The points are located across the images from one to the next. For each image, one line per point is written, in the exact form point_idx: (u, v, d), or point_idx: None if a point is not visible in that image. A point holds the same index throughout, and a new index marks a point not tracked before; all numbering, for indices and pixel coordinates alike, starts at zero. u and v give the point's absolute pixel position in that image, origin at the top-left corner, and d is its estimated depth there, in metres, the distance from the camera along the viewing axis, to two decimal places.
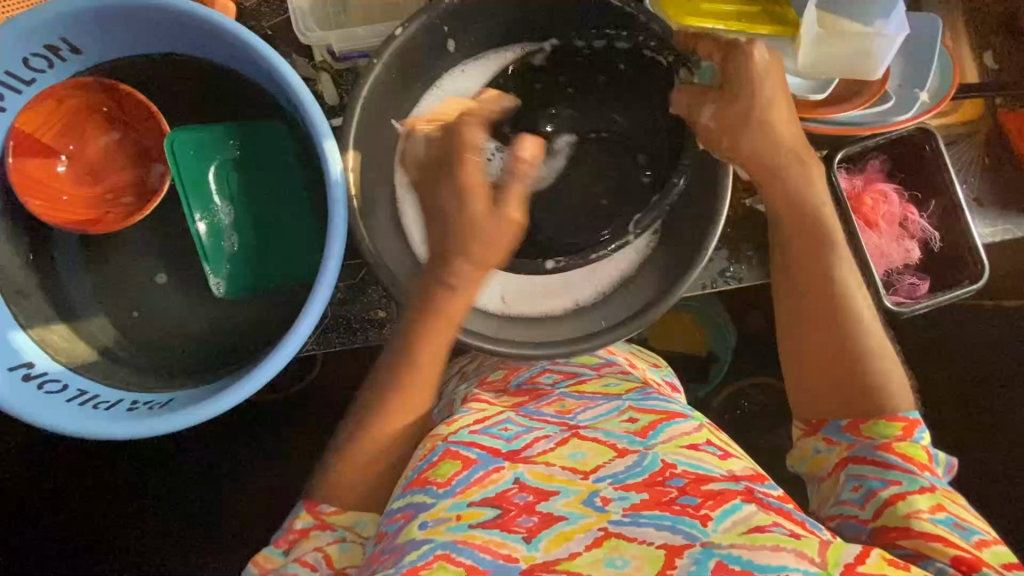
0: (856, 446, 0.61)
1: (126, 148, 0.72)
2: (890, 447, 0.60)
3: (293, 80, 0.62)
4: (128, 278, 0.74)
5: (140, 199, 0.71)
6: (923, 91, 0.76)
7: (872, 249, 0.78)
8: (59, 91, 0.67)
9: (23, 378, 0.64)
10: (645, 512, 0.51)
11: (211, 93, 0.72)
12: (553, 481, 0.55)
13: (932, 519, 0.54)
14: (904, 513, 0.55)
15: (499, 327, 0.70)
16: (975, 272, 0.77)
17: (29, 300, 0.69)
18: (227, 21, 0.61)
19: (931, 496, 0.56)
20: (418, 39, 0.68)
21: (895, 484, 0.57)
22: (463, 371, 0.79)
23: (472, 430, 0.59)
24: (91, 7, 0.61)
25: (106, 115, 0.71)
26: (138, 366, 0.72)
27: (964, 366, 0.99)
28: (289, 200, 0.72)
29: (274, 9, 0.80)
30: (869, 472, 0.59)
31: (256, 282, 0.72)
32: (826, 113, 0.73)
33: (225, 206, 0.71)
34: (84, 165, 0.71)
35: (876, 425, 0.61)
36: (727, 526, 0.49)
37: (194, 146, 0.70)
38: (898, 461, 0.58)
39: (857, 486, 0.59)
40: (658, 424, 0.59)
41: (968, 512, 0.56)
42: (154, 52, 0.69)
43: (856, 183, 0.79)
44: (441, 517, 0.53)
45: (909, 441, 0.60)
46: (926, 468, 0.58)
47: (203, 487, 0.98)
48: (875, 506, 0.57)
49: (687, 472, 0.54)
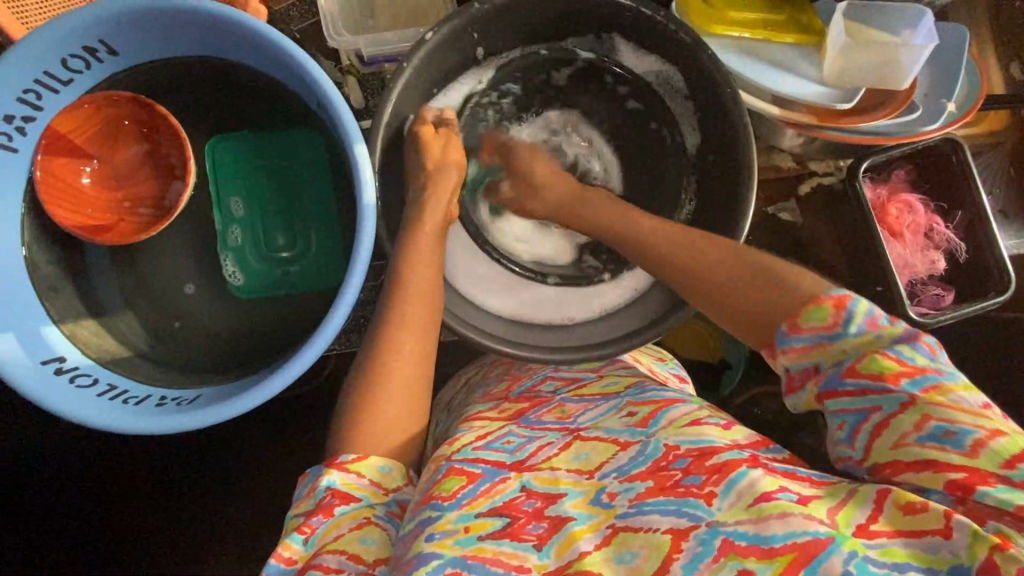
0: (824, 376, 0.49)
1: (153, 160, 0.73)
2: (855, 365, 0.47)
3: (326, 83, 0.63)
4: (159, 276, 0.76)
5: (155, 213, 0.72)
6: (950, 102, 0.75)
7: (895, 259, 0.78)
8: (104, 99, 0.68)
9: (55, 372, 0.65)
10: (650, 500, 0.49)
11: (244, 95, 0.74)
12: (559, 484, 0.54)
13: (919, 440, 0.44)
14: (894, 441, 0.45)
15: (520, 332, 0.74)
16: (1001, 285, 0.76)
17: (61, 296, 0.70)
18: (261, 24, 0.62)
19: (914, 408, 0.44)
20: (445, 45, 0.70)
21: (874, 410, 0.46)
22: (471, 381, 0.80)
23: (475, 447, 0.59)
24: (127, 10, 0.62)
25: (144, 125, 0.72)
26: (165, 363, 0.73)
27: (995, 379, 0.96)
28: (312, 204, 0.75)
29: (302, 12, 0.82)
30: (843, 404, 0.48)
31: (275, 280, 0.75)
32: (852, 123, 0.73)
33: (256, 205, 0.75)
34: (112, 171, 0.73)
35: (813, 319, 0.50)
36: (732, 501, 0.46)
37: (233, 154, 0.74)
38: (867, 382, 0.46)
39: (837, 422, 0.49)
40: (657, 413, 0.57)
41: (960, 402, 0.44)
42: (188, 53, 0.70)
43: (881, 193, 0.79)
44: (448, 530, 0.51)
45: (875, 354, 0.47)
46: (906, 373, 0.45)
47: (220, 483, 0.99)
48: (863, 442, 0.47)
49: (691, 450, 0.51)
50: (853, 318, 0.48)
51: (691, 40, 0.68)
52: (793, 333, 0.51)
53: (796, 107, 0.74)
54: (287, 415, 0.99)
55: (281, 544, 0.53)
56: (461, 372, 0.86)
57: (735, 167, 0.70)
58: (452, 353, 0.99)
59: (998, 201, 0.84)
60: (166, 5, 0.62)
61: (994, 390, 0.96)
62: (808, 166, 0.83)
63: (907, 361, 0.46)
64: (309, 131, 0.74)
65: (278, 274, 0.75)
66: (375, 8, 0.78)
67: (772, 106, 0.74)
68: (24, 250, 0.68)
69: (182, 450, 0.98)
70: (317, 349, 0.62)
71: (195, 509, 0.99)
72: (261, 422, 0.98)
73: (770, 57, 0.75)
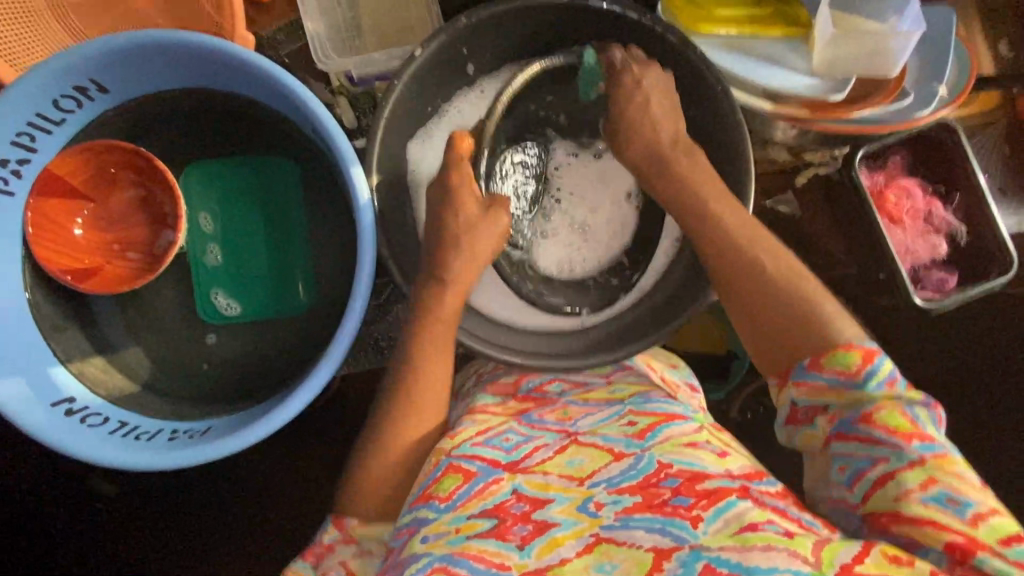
0: (836, 419, 0.50)
1: (147, 206, 0.73)
2: (870, 416, 0.48)
3: (317, 107, 0.63)
4: (161, 308, 0.76)
5: (143, 259, 0.72)
6: (942, 85, 0.75)
7: (896, 246, 0.78)
8: (102, 147, 0.68)
9: (66, 414, 0.65)
10: (637, 515, 0.50)
11: (237, 123, 0.75)
12: (549, 490, 0.55)
13: (922, 500, 0.45)
14: (895, 495, 0.46)
15: (538, 341, 0.75)
16: (1004, 264, 0.76)
17: (67, 335, 0.71)
18: (248, 52, 0.62)
19: (921, 469, 0.46)
20: (434, 59, 0.70)
21: (881, 461, 0.47)
22: (481, 368, 0.78)
23: (475, 442, 0.59)
24: (115, 48, 0.62)
25: (140, 172, 0.71)
26: (173, 394, 0.73)
27: (1002, 358, 0.96)
28: (300, 232, 0.76)
29: (289, 37, 0.82)
30: (852, 449, 0.49)
31: (270, 308, 0.76)
32: (845, 113, 0.73)
33: (246, 236, 0.76)
34: (106, 214, 0.73)
35: (837, 363, 0.51)
36: (717, 527, 0.48)
37: (214, 184, 0.75)
38: (879, 433, 0.48)
39: (842, 465, 0.50)
40: (656, 426, 0.58)
41: (966, 475, 0.45)
42: (180, 87, 0.71)
43: (879, 179, 0.79)
44: (441, 531, 0.52)
45: (891, 408, 0.48)
46: (917, 435, 0.47)
47: (234, 509, 0.99)
48: (864, 488, 0.48)
49: (683, 471, 0.53)
50: (875, 374, 0.49)
51: (678, 41, 0.69)
52: (812, 372, 0.52)
53: (788, 101, 0.74)
54: (298, 437, 0.98)
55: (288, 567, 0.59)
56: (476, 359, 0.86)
57: (732, 166, 0.70)
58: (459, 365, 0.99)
59: (994, 180, 0.84)
60: (155, 40, 0.62)
61: (1002, 367, 0.96)
62: (805, 158, 0.83)
63: (921, 425, 0.47)
64: (309, 160, 0.75)
65: (272, 304, 0.76)
66: (361, 27, 0.78)
67: (764, 102, 0.74)
68: (27, 292, 0.68)
69: (195, 479, 0.98)
70: (325, 377, 0.62)
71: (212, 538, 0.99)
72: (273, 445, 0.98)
73: (757, 52, 0.75)
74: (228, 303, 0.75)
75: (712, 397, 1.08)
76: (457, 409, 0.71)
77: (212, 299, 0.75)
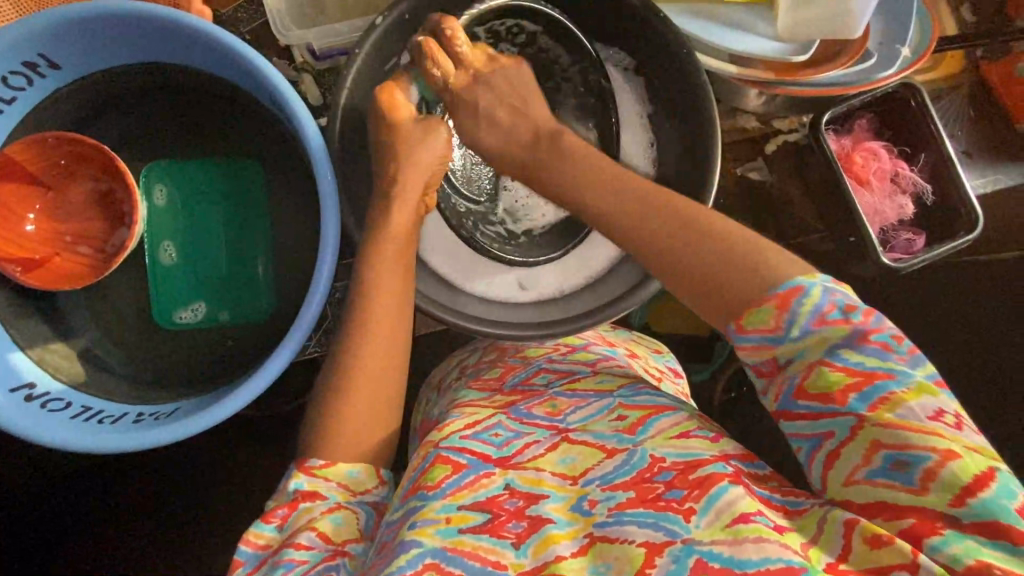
0: (779, 391, 0.48)
1: (105, 201, 0.71)
2: (805, 383, 0.46)
3: (270, 71, 0.62)
4: (125, 294, 0.74)
5: (96, 255, 0.70)
6: (903, 47, 0.75)
7: (865, 208, 0.78)
8: (57, 137, 0.66)
9: (25, 399, 0.63)
10: (629, 510, 0.49)
11: (200, 102, 0.73)
12: (543, 486, 0.53)
13: (870, 477, 0.44)
14: (845, 478, 0.45)
15: (519, 314, 0.74)
16: (970, 221, 0.77)
17: (27, 323, 0.69)
18: (197, 21, 0.60)
19: (863, 434, 0.44)
20: (396, 30, 0.69)
21: (827, 437, 0.45)
22: (464, 360, 0.80)
23: (463, 436, 0.58)
24: (62, 21, 0.60)
25: (99, 166, 0.70)
26: (141, 381, 0.71)
27: (971, 322, 0.99)
28: (260, 219, 0.74)
29: (250, 14, 0.80)
30: (798, 428, 0.47)
31: (239, 301, 0.74)
32: (809, 75, 0.73)
33: (212, 228, 0.74)
34: (59, 205, 0.71)
35: (756, 322, 0.47)
36: (710, 519, 0.46)
37: (175, 177, 0.73)
38: (817, 404, 0.45)
39: (796, 444, 0.48)
40: (646, 420, 0.56)
41: (910, 416, 0.42)
42: (133, 64, 0.69)
43: (845, 144, 0.80)
44: (430, 518, 0.51)
45: (822, 366, 0.45)
46: (853, 390, 0.44)
47: (215, 498, 0.98)
48: (819, 470, 0.46)
49: (676, 464, 0.51)
50: (796, 319, 0.46)
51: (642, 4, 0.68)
52: (739, 335, 0.49)
53: (753, 64, 0.74)
54: (279, 423, 0.98)
55: (249, 531, 0.55)
56: (457, 352, 0.86)
57: (702, 130, 0.70)
58: (437, 346, 0.99)
59: (961, 142, 0.85)
60: (106, 11, 0.60)
61: (971, 329, 0.99)
62: (773, 125, 0.84)
63: (855, 371, 0.44)
64: (274, 136, 0.73)
65: (237, 304, 0.74)
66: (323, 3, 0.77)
67: (729, 66, 0.74)
68: None
69: (172, 469, 0.97)
70: (288, 354, 0.61)
71: (192, 528, 0.98)
72: (254, 437, 0.98)
73: (721, 16, 0.74)
74: (195, 311, 0.74)
75: (694, 377, 1.09)
76: (440, 404, 0.72)
77: (173, 308, 0.73)
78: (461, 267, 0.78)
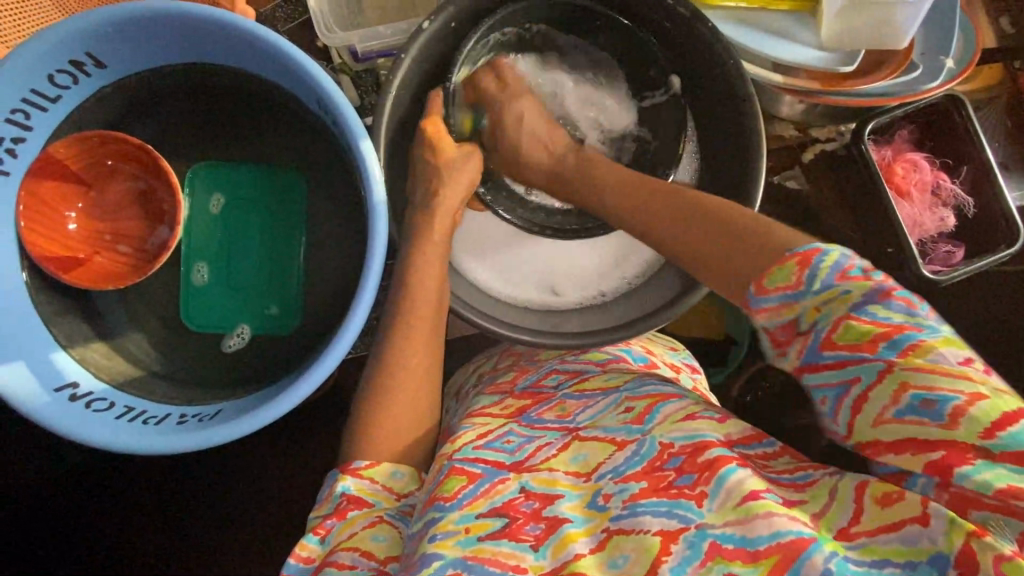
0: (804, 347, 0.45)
1: (145, 200, 0.71)
2: (832, 337, 0.43)
3: (315, 70, 0.61)
4: (164, 294, 0.74)
5: (137, 255, 0.70)
6: (948, 58, 0.75)
7: (906, 220, 0.78)
8: (100, 137, 0.66)
9: (70, 399, 0.63)
10: (643, 501, 0.48)
11: (241, 103, 0.73)
12: (557, 485, 0.53)
13: (899, 415, 0.40)
14: (874, 419, 0.42)
15: (555, 321, 0.75)
16: (1011, 236, 0.76)
17: (67, 321, 0.68)
18: (245, 21, 0.60)
19: (892, 377, 0.41)
20: (441, 33, 0.69)
21: (853, 382, 0.43)
22: (480, 367, 0.80)
23: (476, 446, 0.58)
24: (113, 19, 0.59)
25: (141, 166, 0.70)
26: (178, 381, 0.71)
27: (995, 333, 0.99)
28: (288, 218, 0.74)
29: (288, 14, 0.80)
30: (823, 379, 0.44)
31: (278, 308, 0.74)
32: (854, 85, 0.73)
33: (240, 228, 0.74)
34: (99, 203, 0.70)
35: (778, 279, 0.45)
36: (721, 501, 0.46)
37: (223, 185, 0.74)
38: (844, 354, 0.43)
39: (821, 397, 0.45)
40: (653, 408, 0.56)
41: (940, 361, 0.40)
42: (177, 63, 0.69)
43: (886, 154, 0.80)
44: (450, 530, 0.50)
45: (849, 321, 0.42)
46: (883, 338, 0.41)
47: (239, 497, 0.98)
48: (846, 418, 0.43)
49: (685, 448, 0.50)
50: (818, 272, 0.44)
51: (690, 13, 0.68)
52: (760, 296, 0.47)
53: (797, 74, 0.74)
54: (303, 421, 0.98)
55: (298, 544, 0.55)
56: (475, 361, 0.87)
57: (748, 139, 0.69)
58: (461, 349, 0.99)
59: (998, 153, 0.85)
60: (155, 9, 0.59)
61: (996, 340, 0.99)
62: (810, 134, 0.84)
63: (883, 323, 0.42)
64: (315, 138, 0.73)
65: (275, 310, 0.74)
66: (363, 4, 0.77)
67: (773, 74, 0.74)
68: (25, 276, 0.66)
69: (198, 467, 0.98)
70: (333, 358, 0.61)
71: (215, 526, 0.98)
72: (276, 438, 0.98)
73: (765, 25, 0.74)
74: (241, 335, 0.74)
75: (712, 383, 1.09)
76: (459, 412, 0.72)
77: (211, 315, 0.74)
78: (494, 272, 0.78)
